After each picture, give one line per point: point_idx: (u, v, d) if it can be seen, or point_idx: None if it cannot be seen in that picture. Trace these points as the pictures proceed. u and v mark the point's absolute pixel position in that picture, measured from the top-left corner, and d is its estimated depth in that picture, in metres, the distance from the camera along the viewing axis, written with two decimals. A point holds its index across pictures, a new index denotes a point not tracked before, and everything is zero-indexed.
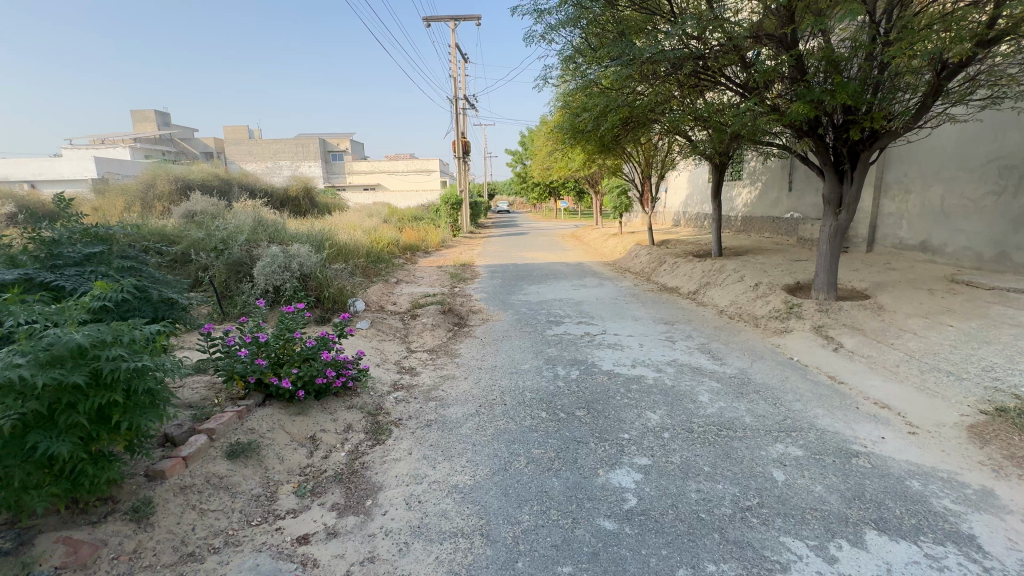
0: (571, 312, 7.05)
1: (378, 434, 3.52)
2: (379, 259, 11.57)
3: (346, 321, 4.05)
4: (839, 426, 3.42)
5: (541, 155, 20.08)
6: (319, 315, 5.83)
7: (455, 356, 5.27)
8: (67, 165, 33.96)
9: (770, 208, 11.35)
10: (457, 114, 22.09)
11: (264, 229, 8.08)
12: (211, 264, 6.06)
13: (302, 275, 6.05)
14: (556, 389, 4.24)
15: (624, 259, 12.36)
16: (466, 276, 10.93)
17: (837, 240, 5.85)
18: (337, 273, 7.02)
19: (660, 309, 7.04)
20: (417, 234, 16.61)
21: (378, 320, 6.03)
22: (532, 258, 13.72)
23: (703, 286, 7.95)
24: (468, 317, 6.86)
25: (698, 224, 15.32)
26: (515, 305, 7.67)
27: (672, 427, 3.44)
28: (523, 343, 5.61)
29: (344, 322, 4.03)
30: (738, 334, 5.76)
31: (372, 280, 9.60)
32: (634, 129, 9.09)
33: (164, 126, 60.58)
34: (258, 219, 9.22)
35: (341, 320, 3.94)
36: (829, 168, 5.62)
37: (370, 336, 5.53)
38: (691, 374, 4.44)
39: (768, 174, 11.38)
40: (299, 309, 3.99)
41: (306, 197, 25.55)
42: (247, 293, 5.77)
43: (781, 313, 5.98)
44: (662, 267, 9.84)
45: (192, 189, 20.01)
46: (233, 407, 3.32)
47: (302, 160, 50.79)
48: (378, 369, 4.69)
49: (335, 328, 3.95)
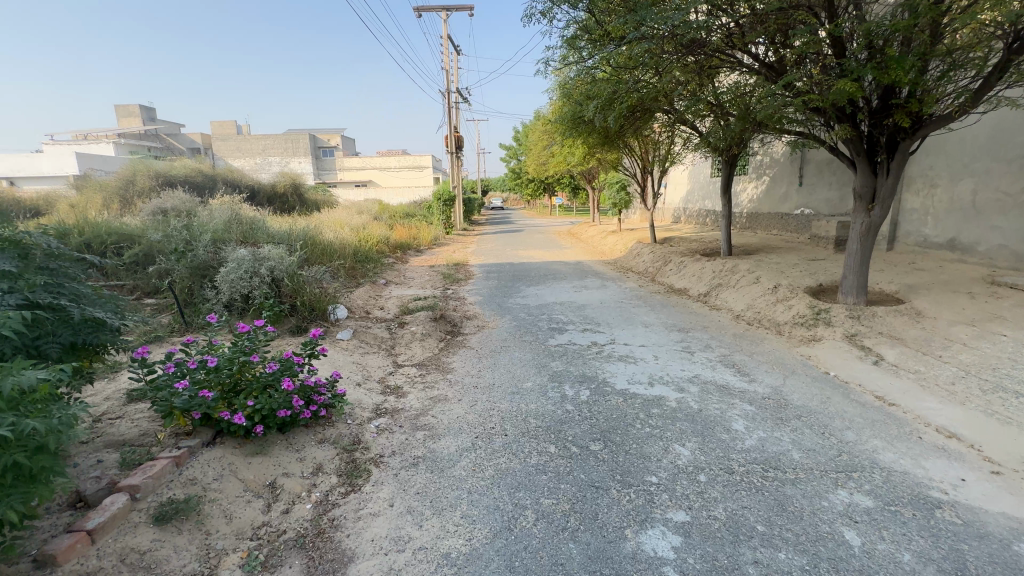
0: (574, 317, 6.47)
1: (354, 478, 2.91)
2: (368, 259, 10.92)
3: (318, 338, 3.39)
4: (906, 464, 2.86)
5: (537, 149, 19.47)
6: (294, 326, 5.20)
7: (447, 372, 4.66)
8: (46, 161, 32.98)
9: (778, 204, 10.82)
10: (449, 107, 21.40)
11: (238, 229, 7.41)
12: (172, 269, 5.40)
13: (274, 280, 5.43)
14: (564, 414, 3.65)
15: (625, 258, 11.80)
16: (460, 277, 10.31)
17: (869, 238, 5.30)
18: (317, 276, 6.36)
19: (671, 314, 6.48)
20: (408, 231, 15.98)
21: (361, 330, 5.40)
22: (528, 257, 13.13)
23: (714, 287, 7.40)
24: (462, 324, 6.24)
25: (700, 221, 14.77)
26: (513, 310, 7.06)
27: (707, 466, 2.86)
28: (523, 355, 5.01)
29: (316, 338, 3.39)
30: (761, 343, 5.20)
31: (358, 282, 8.96)
32: (639, 120, 8.50)
33: (150, 121, 59.29)
34: (235, 217, 8.52)
35: (312, 337, 3.30)
36: (863, 159, 5.07)
37: (351, 350, 4.90)
38: (718, 395, 3.86)
39: (776, 168, 10.86)
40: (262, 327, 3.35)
41: (294, 193, 24.81)
42: (214, 301, 5.15)
43: (807, 320, 5.43)
44: (668, 266, 9.28)
45: (173, 185, 19.30)
46: (172, 451, 2.69)
47: (292, 156, 49.82)
48: (357, 390, 4.06)
49: (305, 347, 3.31)
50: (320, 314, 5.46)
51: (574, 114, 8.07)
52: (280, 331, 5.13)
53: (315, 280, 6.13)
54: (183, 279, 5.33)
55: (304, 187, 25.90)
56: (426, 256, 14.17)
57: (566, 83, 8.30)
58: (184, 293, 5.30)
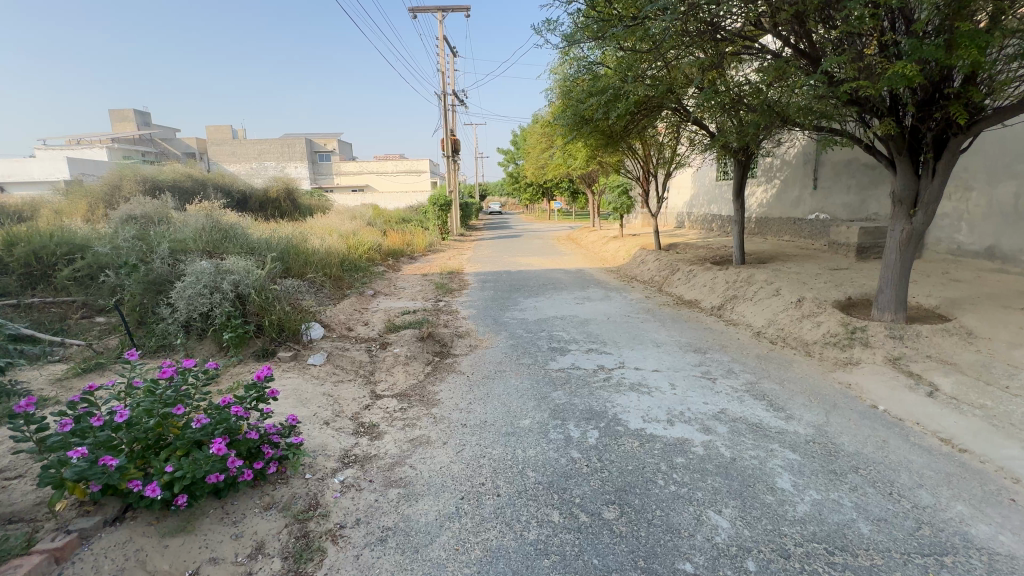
0: (577, 335, 5.84)
1: (302, 561, 2.27)
2: (357, 268, 10.29)
3: (266, 380, 2.75)
4: (1010, 542, 2.24)
5: (535, 152, 18.89)
6: (260, 349, 4.57)
7: (432, 404, 4.03)
8: (35, 165, 32.36)
9: (790, 208, 10.24)
10: (445, 110, 20.79)
11: (209, 238, 6.76)
12: (123, 284, 4.75)
13: (238, 295, 4.74)
14: (570, 464, 3.02)
15: (629, 265, 11.20)
16: (454, 286, 9.68)
17: (911, 247, 4.70)
18: (292, 290, 5.74)
19: (684, 331, 5.86)
20: (401, 237, 15.38)
21: (337, 353, 4.77)
22: (527, 264, 12.53)
23: (730, 299, 6.79)
24: (453, 343, 5.61)
25: (706, 226, 14.19)
26: (509, 325, 6.44)
27: (755, 547, 2.23)
28: (521, 384, 4.38)
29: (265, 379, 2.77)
30: (791, 367, 4.59)
31: (343, 294, 8.33)
32: (644, 118, 7.91)
33: (144, 126, 58.71)
34: (210, 224, 7.87)
35: (259, 381, 2.68)
36: (905, 158, 4.49)
37: (323, 379, 4.27)
38: (753, 438, 3.24)
39: (788, 171, 10.30)
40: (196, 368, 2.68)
41: (287, 198, 24.17)
42: (168, 320, 4.50)
43: (840, 339, 4.83)
44: (676, 275, 8.67)
45: (161, 190, 18.76)
46: (55, 541, 2.06)
47: (287, 160, 49.29)
48: (324, 432, 3.43)
49: (250, 391, 2.69)
50: (292, 334, 4.83)
51: (577, 111, 7.45)
52: (244, 356, 4.50)
53: (289, 295, 5.51)
54: (135, 296, 4.65)
55: (296, 191, 25.29)
56: (419, 263, 13.53)
57: (570, 77, 7.68)
58: (137, 311, 4.64)
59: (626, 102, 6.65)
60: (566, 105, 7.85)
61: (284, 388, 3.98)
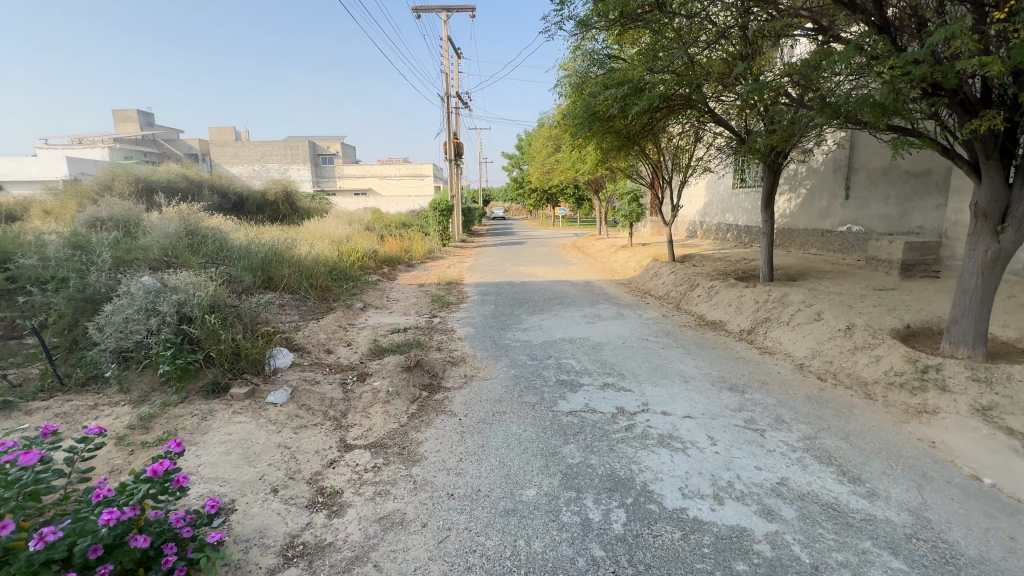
0: (589, 363, 5.05)
1: None
2: (346, 277, 9.53)
3: (162, 472, 2.04)
4: None
5: (541, 156, 18.16)
6: (209, 384, 3.79)
7: (413, 461, 3.23)
8: (34, 164, 31.98)
9: (817, 219, 9.45)
10: (447, 112, 20.10)
11: (171, 246, 5.99)
12: (48, 303, 3.96)
13: (184, 318, 3.95)
14: (590, 571, 2.20)
15: (640, 278, 10.41)
16: (452, 299, 8.91)
17: (997, 270, 3.89)
18: (260, 307, 4.95)
19: (714, 361, 5.06)
20: (399, 243, 14.64)
21: (304, 388, 3.98)
22: (531, 275, 11.75)
23: (762, 323, 5.98)
24: (445, 372, 4.81)
25: (720, 236, 13.39)
26: (512, 349, 5.66)
27: None
28: (523, 432, 3.57)
29: (165, 468, 2.07)
30: (852, 414, 3.78)
31: (329, 308, 7.57)
32: (665, 117, 7.13)
33: (147, 126, 58.49)
34: (179, 229, 7.09)
35: (153, 472, 1.98)
36: (994, 162, 3.69)
37: (281, 425, 3.48)
38: (835, 531, 2.42)
39: (815, 178, 9.51)
40: (39, 460, 1.86)
41: (285, 201, 23.49)
42: (99, 347, 3.72)
43: (909, 380, 4.01)
44: (695, 292, 7.88)
45: (154, 192, 18.12)
46: None
47: (290, 163, 48.84)
48: (268, 507, 2.63)
49: (140, 484, 1.98)
50: (251, 363, 4.05)
51: (590, 109, 6.67)
52: (189, 392, 3.72)
53: (255, 313, 4.74)
54: (61, 318, 3.87)
55: (295, 194, 24.63)
56: (416, 271, 12.82)
57: (581, 72, 6.91)
58: (66, 334, 3.88)
59: (647, 97, 5.87)
60: (577, 103, 7.09)
61: (228, 439, 3.19)
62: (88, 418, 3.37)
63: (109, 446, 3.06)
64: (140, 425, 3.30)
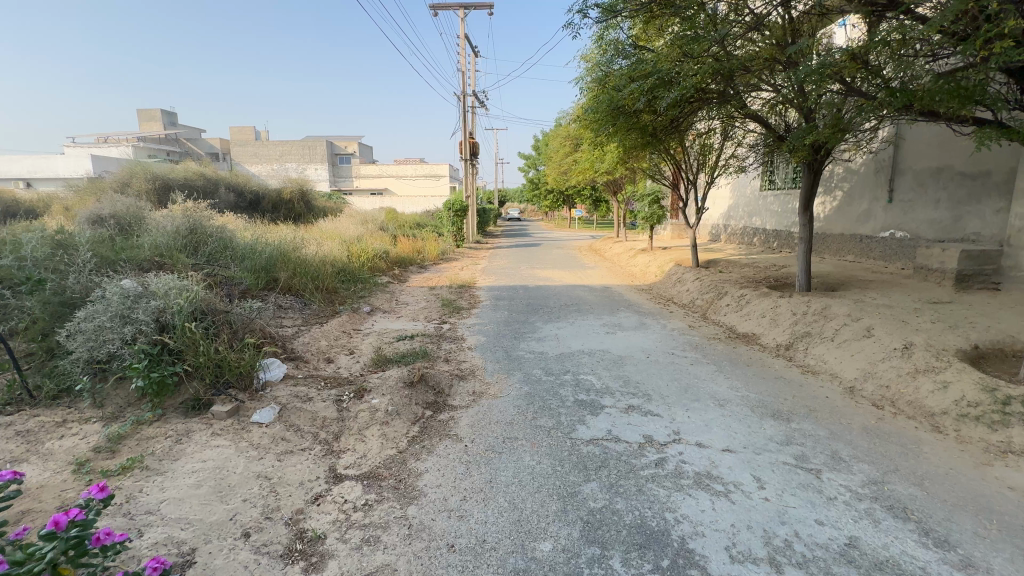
0: (611, 381, 4.57)
1: None
2: (355, 279, 9.18)
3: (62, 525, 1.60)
4: None
5: (559, 156, 17.70)
6: (189, 400, 3.43)
7: (409, 497, 2.80)
8: (60, 162, 32.66)
9: (855, 223, 8.80)
10: (463, 111, 19.71)
11: (168, 247, 5.70)
12: (21, 307, 3.64)
13: (164, 326, 3.58)
14: None
15: (662, 283, 9.88)
16: (464, 303, 8.51)
17: None
18: (254, 313, 4.59)
19: (750, 381, 4.55)
20: (412, 244, 14.33)
21: (294, 406, 3.59)
22: (546, 278, 11.29)
23: (801, 338, 5.43)
24: (451, 387, 4.39)
25: (747, 241, 12.74)
26: (525, 361, 5.22)
27: None
28: (537, 465, 3.12)
29: (69, 518, 1.63)
30: (923, 452, 3.23)
31: (334, 311, 7.21)
32: (694, 112, 6.61)
33: (170, 126, 59.38)
34: (180, 229, 6.81)
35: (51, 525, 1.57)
36: None
37: (264, 450, 3.08)
38: None
39: (854, 180, 8.86)
40: None
41: (301, 200, 23.49)
42: (70, 358, 3.38)
43: (989, 412, 3.44)
44: (724, 301, 7.33)
45: (171, 190, 18.15)
46: None
47: (308, 162, 49.24)
48: (234, 559, 2.22)
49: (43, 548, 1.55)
50: (237, 376, 3.67)
51: (615, 103, 6.19)
52: (166, 410, 3.35)
53: (248, 320, 4.37)
54: (33, 325, 3.54)
55: (311, 193, 24.59)
56: (428, 273, 12.46)
57: (604, 64, 6.45)
58: (39, 342, 3.56)
59: (678, 90, 5.38)
60: (599, 97, 6.61)
61: (201, 467, 2.80)
62: (50, 439, 3.01)
63: (67, 473, 2.69)
64: (106, 448, 2.94)
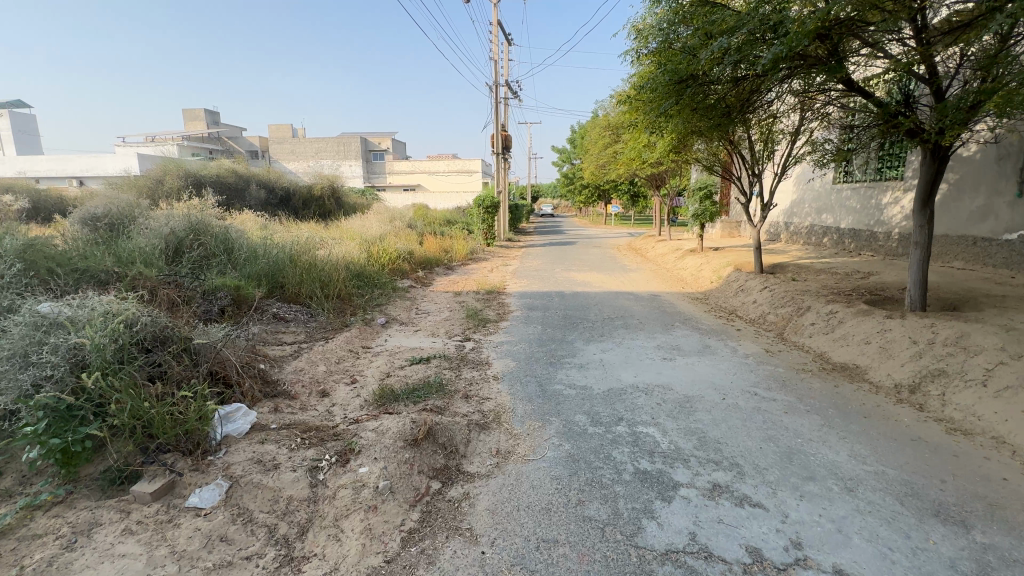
0: (680, 439, 3.41)
1: None
2: (372, 284, 8.30)
3: None
4: None
5: (597, 148, 16.48)
6: (109, 471, 2.50)
7: None
8: (108, 161, 33.73)
9: (967, 223, 7.22)
10: (495, 102, 18.68)
11: (148, 253, 4.90)
12: None
13: (84, 368, 2.66)
14: None
15: (721, 292, 8.55)
16: (491, 313, 7.50)
17: None
18: (224, 340, 3.65)
19: (879, 447, 3.28)
20: (439, 244, 13.45)
21: (249, 479, 2.62)
22: (584, 283, 10.12)
23: (935, 378, 4.09)
24: (468, 444, 3.33)
25: (815, 241, 11.17)
26: (565, 400, 4.12)
27: None
28: None
29: None
30: None
31: (344, 324, 6.31)
32: (778, 83, 5.30)
33: (213, 125, 61.07)
34: (174, 229, 6.04)
35: None
36: None
37: (188, 564, 2.11)
38: None
39: (967, 169, 7.28)
40: None
41: (331, 197, 23.15)
42: None
43: None
44: (808, 319, 5.97)
45: (201, 187, 17.97)
46: None
47: (343, 159, 49.53)
48: None
49: None
50: (179, 436, 2.72)
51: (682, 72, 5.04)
52: (74, 487, 2.42)
53: (213, 350, 3.45)
54: None
55: (341, 190, 24.22)
56: (455, 275, 11.52)
57: (665, 30, 5.34)
58: None
59: (779, 41, 4.15)
60: (660, 68, 5.47)
61: None
62: None
63: None
64: None
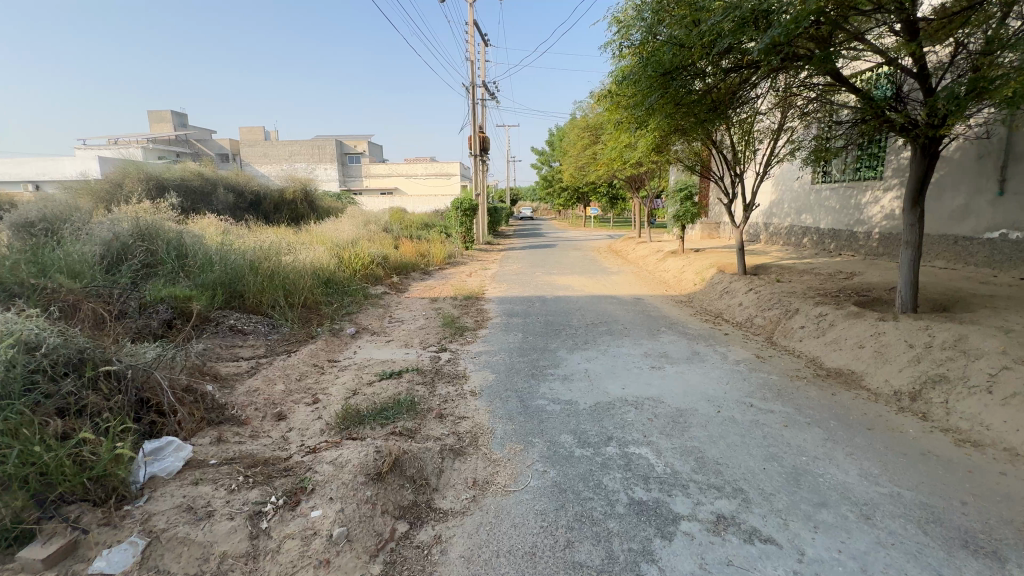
0: (676, 460, 3.09)
1: None
2: (342, 292, 7.82)
3: None
4: None
5: (577, 149, 16.28)
6: None
7: None
8: (66, 164, 32.10)
9: (948, 221, 7.18)
10: (472, 103, 18.33)
11: (81, 263, 4.37)
12: None
13: None
14: None
15: (706, 294, 8.34)
16: (469, 319, 7.12)
17: None
18: (158, 362, 3.18)
19: (889, 464, 3.02)
20: (415, 247, 12.99)
21: (174, 534, 2.17)
22: (565, 287, 9.82)
23: (936, 384, 3.88)
24: (441, 474, 2.94)
25: (795, 241, 11.13)
26: (549, 418, 3.76)
27: None
28: None
29: None
30: None
31: (309, 335, 5.84)
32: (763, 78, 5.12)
33: (181, 127, 59.06)
34: (117, 234, 5.48)
35: None
36: None
37: None
38: None
39: (947, 168, 7.24)
40: None
41: (304, 200, 22.40)
42: None
43: None
44: (798, 323, 5.76)
45: (164, 190, 17.07)
46: None
47: (317, 162, 48.42)
48: None
49: None
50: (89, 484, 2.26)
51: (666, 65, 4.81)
52: None
53: (142, 376, 2.98)
54: None
55: (315, 193, 23.47)
56: (432, 280, 11.08)
57: (647, 22, 5.11)
58: None
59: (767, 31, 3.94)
60: (642, 62, 5.25)
61: None
62: None
63: None
64: None
